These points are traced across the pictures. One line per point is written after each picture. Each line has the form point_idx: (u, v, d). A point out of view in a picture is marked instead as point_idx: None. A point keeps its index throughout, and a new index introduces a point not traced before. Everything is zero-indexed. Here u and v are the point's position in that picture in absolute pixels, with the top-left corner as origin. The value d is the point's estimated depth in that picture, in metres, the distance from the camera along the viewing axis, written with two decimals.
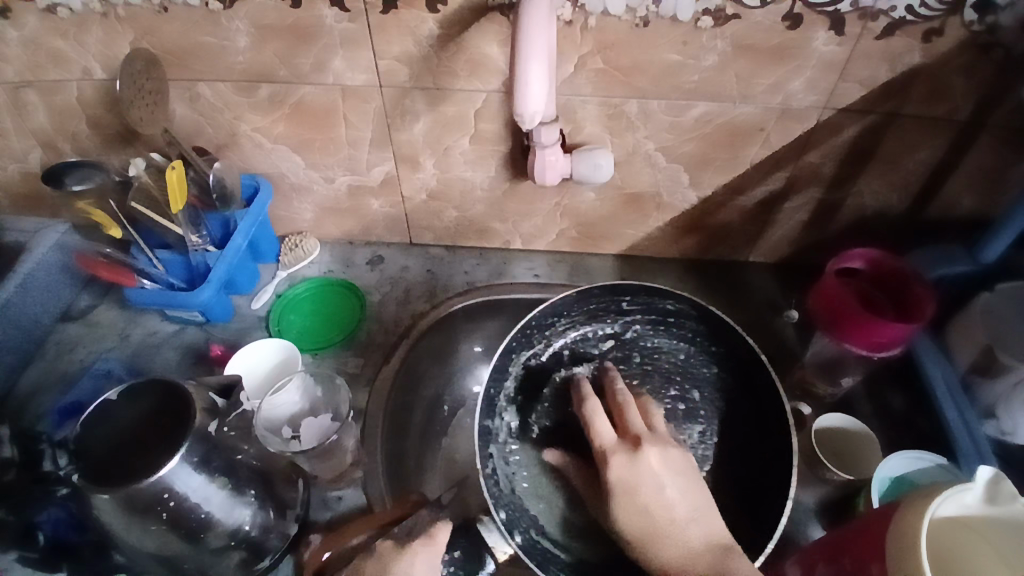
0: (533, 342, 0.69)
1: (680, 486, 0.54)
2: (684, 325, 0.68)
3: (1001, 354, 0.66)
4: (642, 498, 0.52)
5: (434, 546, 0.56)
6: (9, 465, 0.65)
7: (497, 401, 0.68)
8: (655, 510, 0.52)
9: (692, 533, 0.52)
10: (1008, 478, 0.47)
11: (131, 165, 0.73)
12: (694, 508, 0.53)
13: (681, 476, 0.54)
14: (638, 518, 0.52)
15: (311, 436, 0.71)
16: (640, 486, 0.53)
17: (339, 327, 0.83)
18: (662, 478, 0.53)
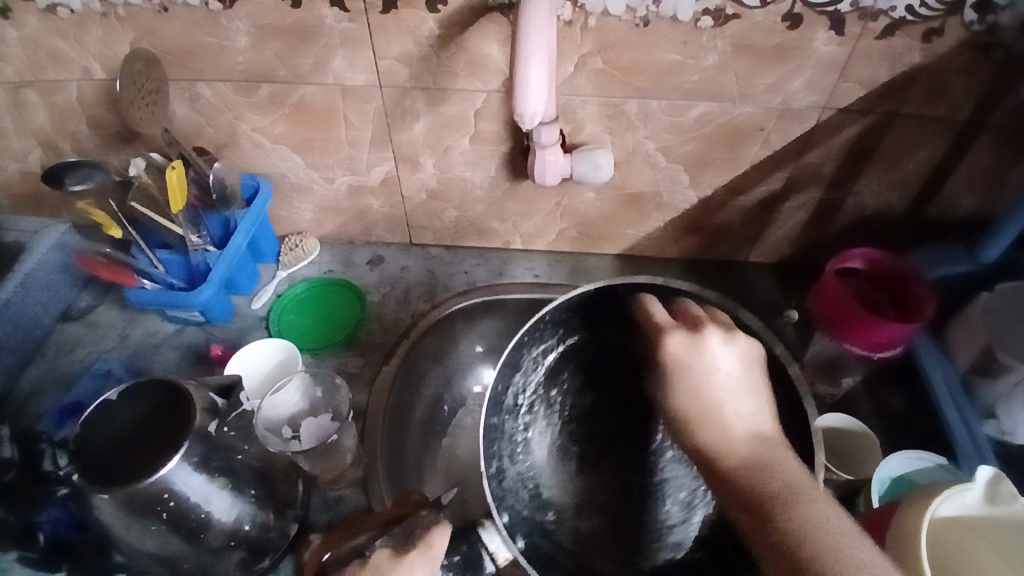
0: (543, 337, 0.61)
1: (739, 382, 0.47)
2: (713, 325, 0.58)
3: (1001, 354, 0.66)
4: (693, 379, 0.47)
5: (432, 554, 0.50)
6: (9, 465, 0.66)
7: (504, 398, 0.61)
8: (716, 375, 0.47)
9: (736, 424, 0.45)
10: (1007, 478, 0.47)
11: (132, 165, 0.74)
12: (751, 406, 0.46)
13: (745, 362, 0.48)
14: (695, 395, 0.47)
15: (311, 436, 0.71)
16: (694, 365, 0.48)
17: (339, 327, 0.83)
18: (724, 366, 0.47)
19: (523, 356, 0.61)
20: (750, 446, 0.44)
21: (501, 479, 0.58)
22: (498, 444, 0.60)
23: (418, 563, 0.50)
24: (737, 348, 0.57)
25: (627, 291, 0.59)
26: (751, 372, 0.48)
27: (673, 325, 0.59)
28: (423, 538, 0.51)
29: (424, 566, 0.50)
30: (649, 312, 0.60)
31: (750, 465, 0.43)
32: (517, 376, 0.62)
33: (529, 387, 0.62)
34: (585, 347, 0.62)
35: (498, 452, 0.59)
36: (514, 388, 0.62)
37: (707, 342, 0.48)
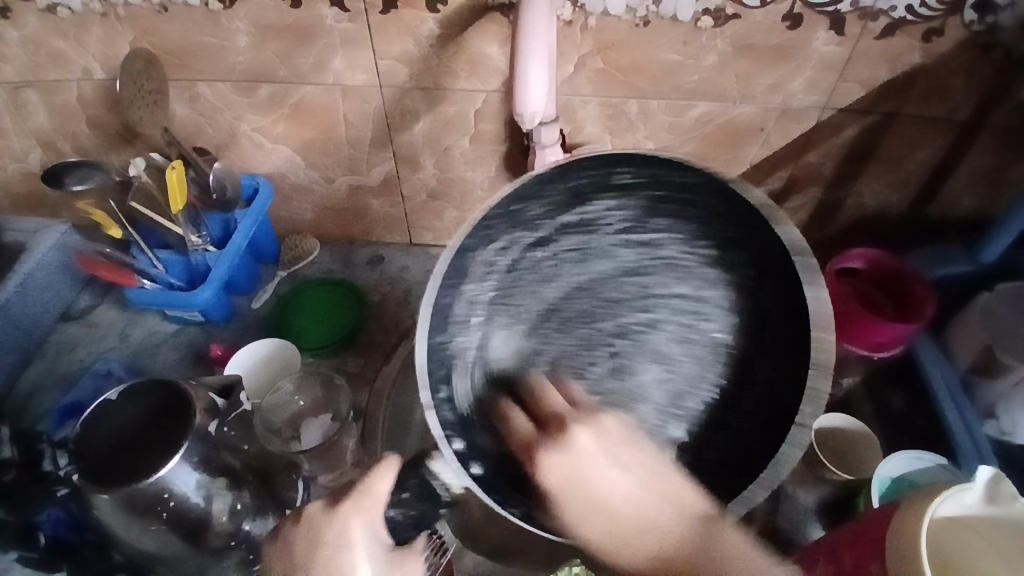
0: (493, 235, 0.55)
1: (621, 468, 0.46)
2: (688, 208, 0.55)
3: (1001, 354, 0.66)
4: (584, 473, 0.46)
5: (369, 499, 0.50)
6: (9, 464, 0.65)
7: (451, 312, 0.55)
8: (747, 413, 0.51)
9: (661, 513, 0.44)
10: (1008, 479, 0.47)
11: (132, 165, 0.73)
12: (632, 479, 0.46)
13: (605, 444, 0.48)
14: (575, 491, 0.46)
15: (312, 436, 0.71)
16: (581, 471, 0.47)
17: (339, 325, 0.82)
18: (605, 474, 0.46)
19: (476, 264, 0.55)
20: (768, 417, 0.51)
21: (454, 410, 0.54)
22: (449, 359, 0.54)
23: (354, 508, 0.50)
24: (719, 227, 0.55)
25: (592, 187, 0.56)
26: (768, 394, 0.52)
27: (631, 211, 0.56)
28: (361, 485, 0.51)
29: (358, 509, 0.50)
30: (611, 197, 0.56)
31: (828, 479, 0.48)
32: (468, 285, 0.55)
33: (479, 293, 0.55)
34: (543, 244, 0.56)
35: (451, 371, 0.54)
36: (468, 289, 0.55)
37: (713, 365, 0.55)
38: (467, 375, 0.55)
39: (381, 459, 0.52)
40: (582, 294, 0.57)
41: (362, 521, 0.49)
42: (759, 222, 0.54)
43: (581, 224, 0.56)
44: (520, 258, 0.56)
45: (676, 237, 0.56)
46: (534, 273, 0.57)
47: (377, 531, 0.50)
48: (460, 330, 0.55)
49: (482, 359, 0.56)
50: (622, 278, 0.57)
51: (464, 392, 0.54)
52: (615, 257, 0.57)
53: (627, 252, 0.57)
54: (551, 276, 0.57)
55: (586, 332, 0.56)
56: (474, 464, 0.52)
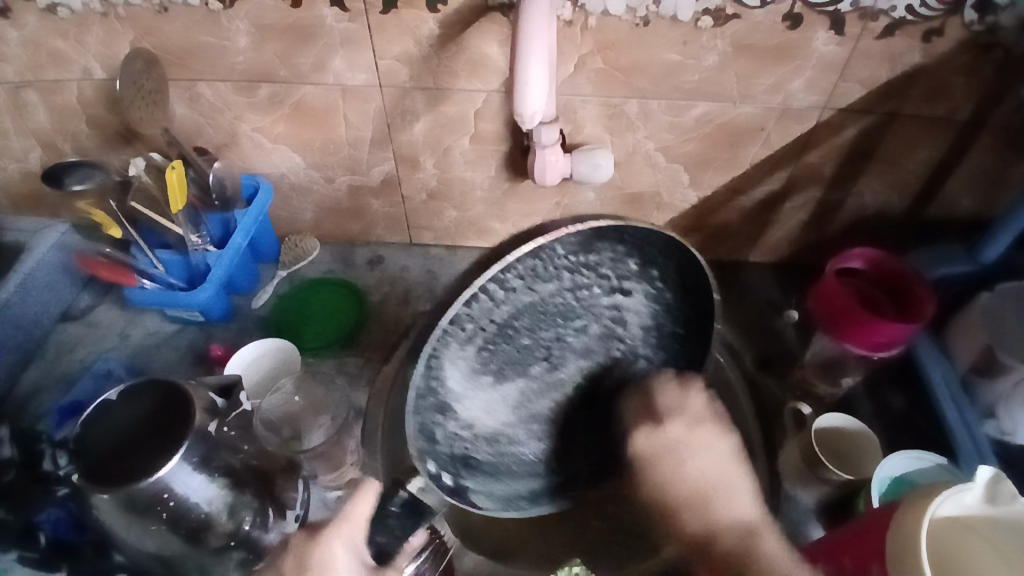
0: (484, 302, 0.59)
1: (702, 457, 0.58)
2: (629, 237, 0.61)
3: (999, 353, 0.67)
4: (666, 466, 0.59)
5: (350, 523, 0.52)
6: (9, 465, 0.65)
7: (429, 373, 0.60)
8: (689, 475, 0.58)
9: (719, 509, 0.56)
10: (1007, 478, 0.47)
11: (132, 165, 0.74)
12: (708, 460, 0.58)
13: (692, 425, 0.61)
14: (664, 485, 0.59)
15: (313, 437, 0.70)
16: (663, 454, 0.59)
17: (339, 326, 0.82)
18: (694, 463, 0.58)
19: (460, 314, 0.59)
20: (710, 481, 0.58)
21: (429, 439, 0.61)
22: (422, 400, 0.60)
23: (337, 533, 0.52)
24: (649, 251, 0.63)
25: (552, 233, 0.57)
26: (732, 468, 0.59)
27: (580, 244, 0.60)
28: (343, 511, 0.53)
29: (340, 534, 0.52)
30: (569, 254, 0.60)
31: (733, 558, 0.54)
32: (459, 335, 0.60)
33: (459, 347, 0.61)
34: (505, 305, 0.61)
35: (419, 409, 0.60)
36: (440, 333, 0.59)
37: (685, 429, 0.60)
38: (433, 406, 0.61)
39: (356, 486, 0.54)
40: (534, 315, 0.63)
41: (344, 542, 0.52)
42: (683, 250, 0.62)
43: (544, 257, 0.59)
44: (495, 322, 0.61)
45: (627, 279, 0.64)
46: (494, 306, 0.60)
47: (360, 553, 0.52)
48: (426, 367, 0.59)
49: (445, 383, 0.61)
50: (574, 297, 0.64)
51: (434, 417, 0.61)
52: (568, 287, 0.63)
53: (581, 282, 0.63)
54: (514, 303, 0.61)
55: (532, 345, 0.65)
56: (445, 476, 0.62)
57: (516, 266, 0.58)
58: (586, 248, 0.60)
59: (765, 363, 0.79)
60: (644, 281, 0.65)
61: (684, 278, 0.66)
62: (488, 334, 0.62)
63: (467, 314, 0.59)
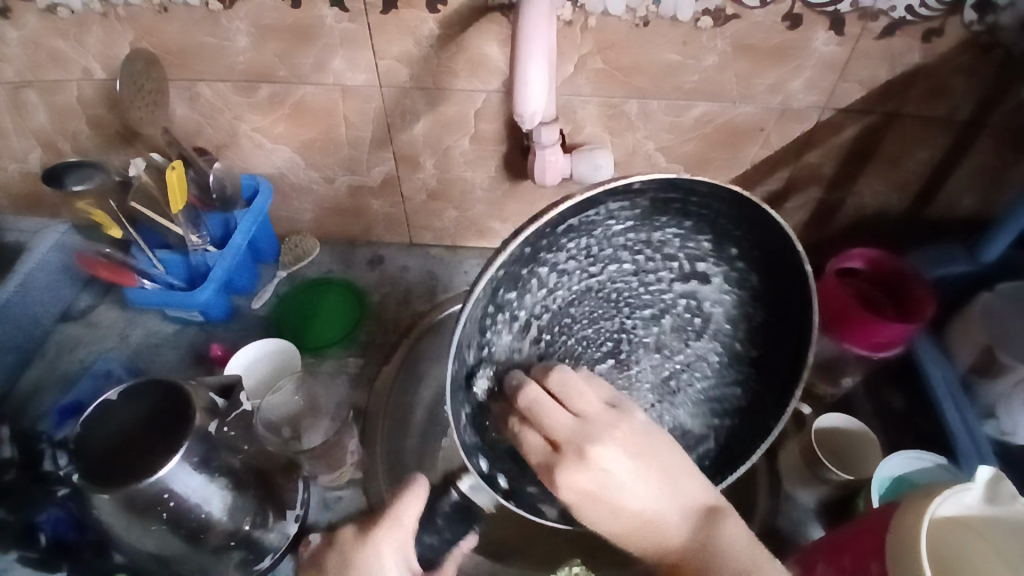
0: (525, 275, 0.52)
1: (631, 473, 0.47)
2: (694, 206, 0.53)
3: (1001, 354, 0.67)
4: (607, 505, 0.47)
5: (401, 528, 0.52)
6: (9, 465, 0.64)
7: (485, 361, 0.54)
8: (629, 512, 0.47)
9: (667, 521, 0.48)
10: (1007, 478, 0.47)
11: (132, 165, 0.74)
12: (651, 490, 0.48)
13: (635, 454, 0.48)
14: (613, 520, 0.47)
15: (311, 437, 0.71)
16: (598, 492, 0.46)
17: (337, 326, 0.82)
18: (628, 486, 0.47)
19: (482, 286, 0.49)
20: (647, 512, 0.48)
21: (472, 427, 0.55)
22: (471, 384, 0.54)
23: (388, 535, 0.51)
24: (722, 227, 0.55)
25: (604, 197, 0.50)
26: (656, 474, 0.48)
27: (649, 208, 0.53)
28: (393, 513, 0.52)
29: (393, 541, 0.51)
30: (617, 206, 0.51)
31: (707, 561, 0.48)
32: (505, 324, 0.54)
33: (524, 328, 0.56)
34: (553, 255, 0.53)
35: (464, 398, 0.54)
36: (483, 312, 0.52)
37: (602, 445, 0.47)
38: (486, 396, 0.56)
39: (407, 484, 0.53)
40: (592, 300, 0.58)
41: (392, 547, 0.51)
42: (770, 225, 0.53)
43: (606, 225, 0.53)
44: (542, 281, 0.54)
45: (702, 262, 0.58)
46: (542, 290, 0.55)
47: (409, 559, 0.52)
48: (476, 351, 0.53)
49: (500, 376, 0.56)
50: (640, 284, 0.59)
51: (483, 407, 0.56)
52: (624, 267, 0.57)
53: (650, 260, 0.57)
54: (569, 287, 0.56)
55: (597, 335, 0.60)
56: (500, 476, 0.59)
57: (561, 237, 0.52)
58: (642, 224, 0.54)
59: None
60: (721, 262, 0.58)
61: (762, 256, 0.56)
62: (543, 323, 0.57)
63: (513, 298, 0.54)
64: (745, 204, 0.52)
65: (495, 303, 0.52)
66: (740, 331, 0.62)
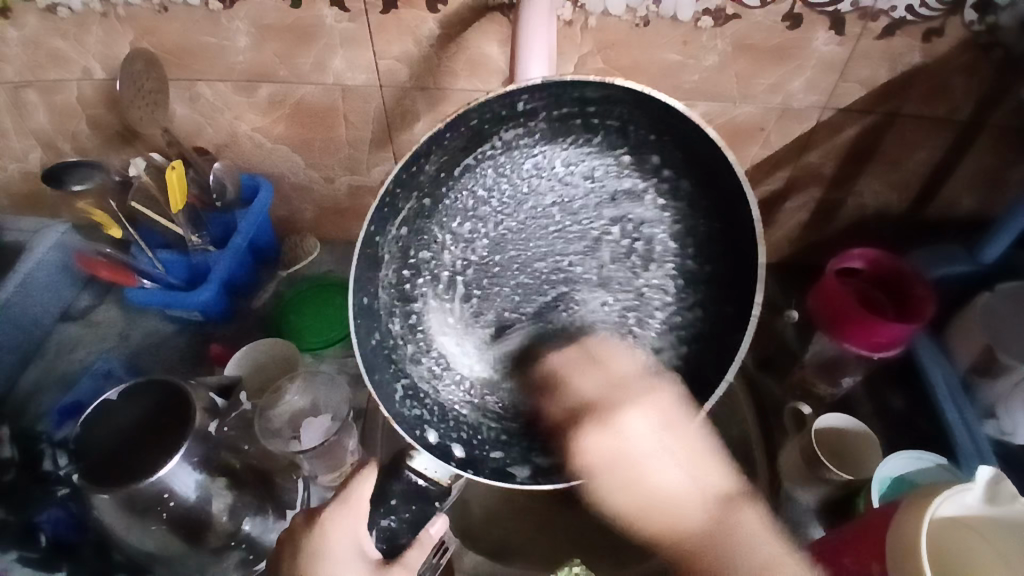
0: (433, 227, 0.55)
1: (656, 443, 0.51)
2: (595, 112, 0.52)
3: (1001, 354, 0.67)
4: (627, 474, 0.51)
5: (351, 509, 0.52)
6: (9, 464, 0.66)
7: (410, 307, 0.56)
8: (650, 478, 0.50)
9: (687, 503, 0.50)
10: (1008, 478, 0.47)
11: (132, 165, 0.73)
12: (673, 464, 0.51)
13: (664, 423, 0.51)
14: (623, 492, 0.51)
15: (312, 436, 0.69)
16: (618, 458, 0.51)
17: (339, 324, 0.81)
18: (642, 442, 0.51)
19: (385, 241, 0.54)
20: (671, 489, 0.50)
21: (421, 401, 0.57)
22: (398, 350, 0.56)
23: (334, 515, 0.52)
24: (636, 134, 0.53)
25: (491, 125, 0.52)
26: (694, 456, 0.52)
27: (550, 133, 0.53)
28: (344, 493, 0.53)
29: (341, 523, 0.52)
30: (510, 135, 0.53)
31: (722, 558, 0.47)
32: (424, 277, 0.56)
33: (445, 273, 0.57)
34: (467, 199, 0.55)
35: (401, 365, 0.56)
36: (397, 270, 0.55)
37: (651, 395, 0.52)
38: (424, 365, 0.57)
39: (359, 467, 0.55)
40: (517, 244, 0.57)
41: (341, 531, 0.52)
42: (665, 110, 0.51)
43: (510, 158, 0.55)
44: (456, 232, 0.56)
45: (620, 170, 0.55)
46: (460, 243, 0.57)
47: (359, 544, 0.52)
48: (402, 319, 0.56)
49: (439, 345, 0.58)
50: (564, 215, 0.57)
51: (429, 381, 0.58)
52: (541, 206, 0.56)
53: (569, 182, 0.56)
54: (485, 233, 0.57)
55: (530, 278, 0.58)
56: (457, 447, 0.57)
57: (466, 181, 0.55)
58: (552, 143, 0.54)
59: (765, 364, 0.79)
60: (647, 173, 0.55)
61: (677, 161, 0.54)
62: (469, 278, 0.57)
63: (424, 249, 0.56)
64: (646, 101, 0.51)
65: (410, 264, 0.56)
66: (687, 246, 0.57)
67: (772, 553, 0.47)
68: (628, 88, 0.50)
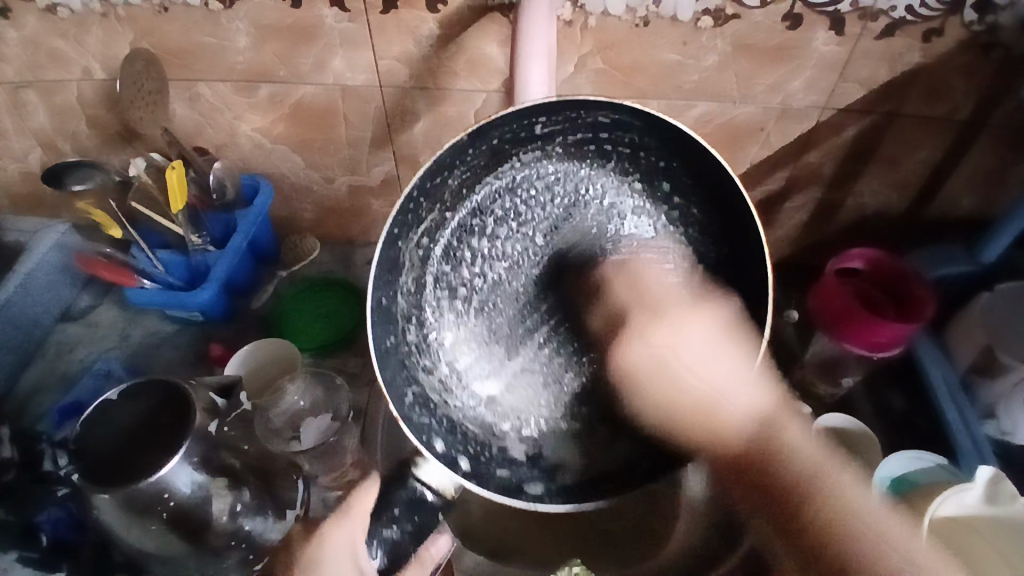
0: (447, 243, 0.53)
1: (700, 353, 0.51)
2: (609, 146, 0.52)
3: (1001, 354, 0.66)
4: (675, 368, 0.52)
5: (350, 519, 0.52)
6: (9, 464, 0.65)
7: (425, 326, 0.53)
8: (708, 374, 0.51)
9: (738, 404, 0.51)
10: (1008, 479, 0.48)
11: (132, 165, 0.73)
12: (728, 374, 0.51)
13: (732, 324, 0.50)
14: (685, 385, 0.52)
15: (311, 435, 0.70)
16: (669, 349, 0.53)
17: (338, 325, 0.81)
18: (687, 343, 0.52)
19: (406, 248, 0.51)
20: (716, 389, 0.51)
21: (430, 408, 0.52)
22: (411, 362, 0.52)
23: (335, 528, 0.52)
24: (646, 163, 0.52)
25: (511, 145, 0.51)
26: (734, 332, 0.50)
27: (565, 152, 0.52)
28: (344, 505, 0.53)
29: (338, 535, 0.52)
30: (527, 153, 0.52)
31: (766, 462, 0.50)
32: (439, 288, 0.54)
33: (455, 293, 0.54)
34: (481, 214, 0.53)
35: (412, 374, 0.52)
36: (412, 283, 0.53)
37: (687, 321, 0.52)
38: (434, 376, 0.53)
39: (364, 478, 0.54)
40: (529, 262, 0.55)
41: (341, 539, 0.52)
42: (677, 134, 0.49)
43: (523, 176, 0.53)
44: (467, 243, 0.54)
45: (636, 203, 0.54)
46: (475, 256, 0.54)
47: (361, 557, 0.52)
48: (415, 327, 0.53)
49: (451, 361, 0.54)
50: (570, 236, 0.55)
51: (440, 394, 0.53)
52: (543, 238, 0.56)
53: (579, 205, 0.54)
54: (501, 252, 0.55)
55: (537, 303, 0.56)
56: (463, 460, 0.52)
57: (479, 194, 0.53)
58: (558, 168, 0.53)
59: None
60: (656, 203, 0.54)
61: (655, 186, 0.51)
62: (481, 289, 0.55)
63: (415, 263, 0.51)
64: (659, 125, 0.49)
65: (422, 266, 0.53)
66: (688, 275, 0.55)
67: (816, 458, 0.50)
68: (643, 112, 0.49)
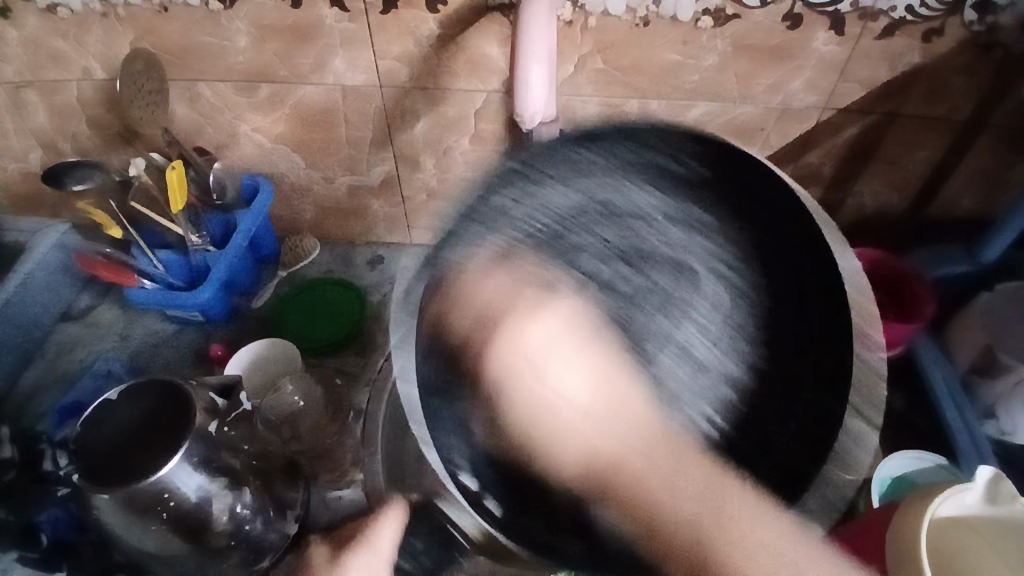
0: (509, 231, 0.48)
1: (583, 375, 0.43)
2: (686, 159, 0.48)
3: (1001, 353, 0.67)
4: (534, 375, 0.42)
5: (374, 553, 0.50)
6: (9, 464, 0.65)
7: None
8: (543, 379, 0.42)
9: (570, 446, 0.41)
10: (1008, 480, 0.49)
11: (132, 165, 0.72)
12: (576, 390, 0.42)
13: (557, 335, 0.43)
14: (530, 386, 0.42)
15: (310, 433, 0.71)
16: (507, 377, 0.43)
17: (338, 324, 0.81)
18: (531, 350, 0.43)
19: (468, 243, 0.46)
20: (593, 402, 0.42)
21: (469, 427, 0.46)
22: None
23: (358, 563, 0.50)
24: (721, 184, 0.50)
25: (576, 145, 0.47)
26: (604, 381, 0.43)
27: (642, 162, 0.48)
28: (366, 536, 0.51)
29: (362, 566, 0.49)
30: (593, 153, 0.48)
31: (630, 478, 0.39)
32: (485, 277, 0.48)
33: None
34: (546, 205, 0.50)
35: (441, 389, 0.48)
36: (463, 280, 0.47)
37: (535, 320, 0.43)
38: None
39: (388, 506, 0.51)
40: None
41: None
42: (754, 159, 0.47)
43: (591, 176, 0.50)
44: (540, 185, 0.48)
45: None
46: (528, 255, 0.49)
47: None
48: None
49: None
50: None
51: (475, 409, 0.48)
52: None
53: None
54: None
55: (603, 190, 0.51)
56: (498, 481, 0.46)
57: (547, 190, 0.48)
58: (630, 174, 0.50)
59: None
60: None
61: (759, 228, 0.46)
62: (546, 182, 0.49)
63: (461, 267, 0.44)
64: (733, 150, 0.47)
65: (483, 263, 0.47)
66: None
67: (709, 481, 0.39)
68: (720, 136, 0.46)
